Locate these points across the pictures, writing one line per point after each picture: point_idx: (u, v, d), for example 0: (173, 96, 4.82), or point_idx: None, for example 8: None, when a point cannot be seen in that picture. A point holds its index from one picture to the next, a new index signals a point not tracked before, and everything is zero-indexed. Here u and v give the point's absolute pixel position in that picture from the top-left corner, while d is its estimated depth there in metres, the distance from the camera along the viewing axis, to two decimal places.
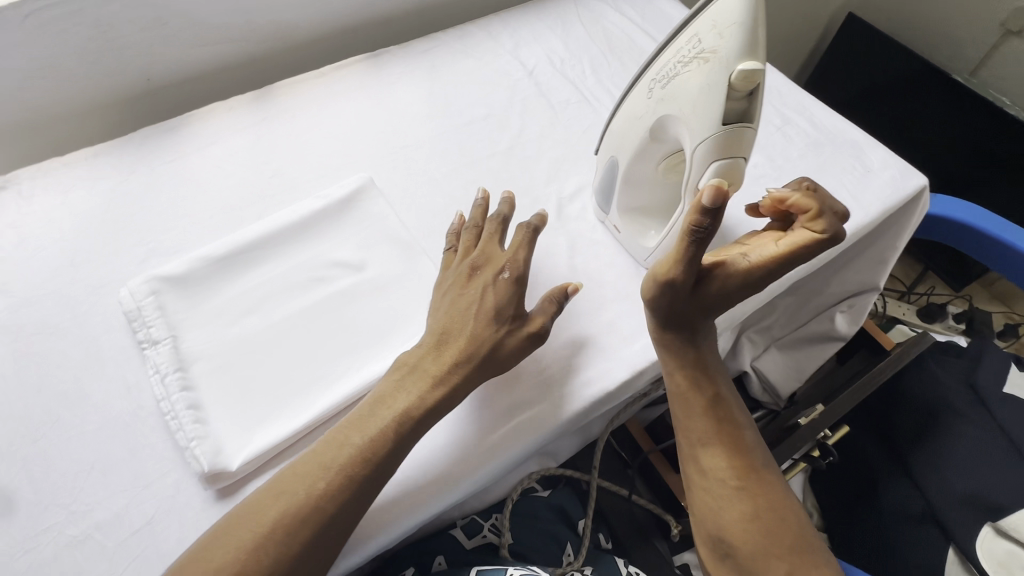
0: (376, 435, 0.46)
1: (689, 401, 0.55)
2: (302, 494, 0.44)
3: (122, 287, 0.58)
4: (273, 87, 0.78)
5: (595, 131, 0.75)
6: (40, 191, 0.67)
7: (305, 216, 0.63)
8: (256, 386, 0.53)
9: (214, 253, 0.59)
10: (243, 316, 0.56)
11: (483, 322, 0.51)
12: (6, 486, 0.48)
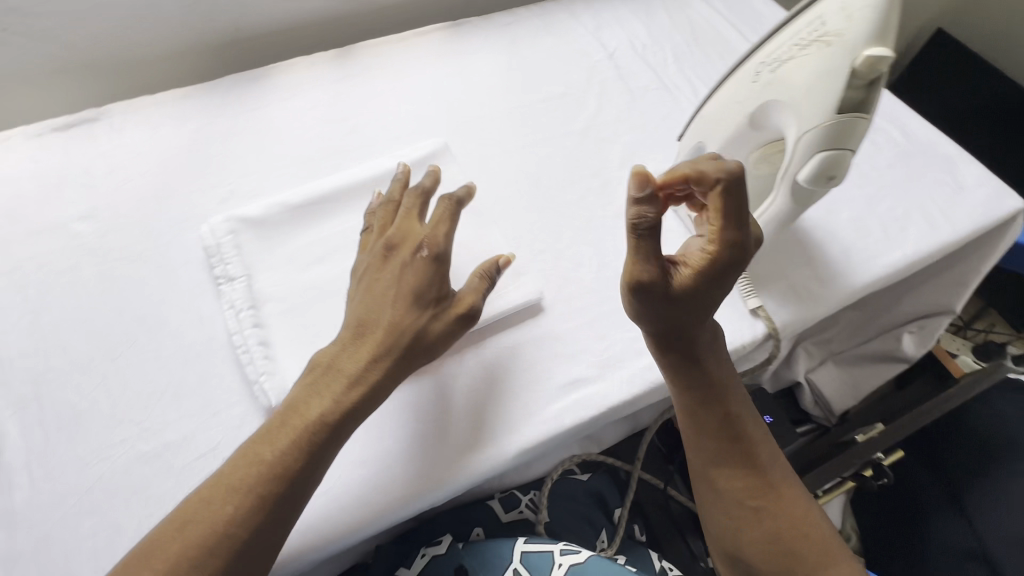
0: (290, 447, 0.42)
1: (697, 423, 0.51)
2: (214, 516, 0.40)
3: (204, 225, 0.60)
4: (354, 46, 0.79)
5: (673, 119, 0.73)
6: (130, 125, 0.69)
7: (380, 174, 0.64)
8: (321, 329, 0.53)
9: (291, 200, 0.60)
10: (313, 264, 0.57)
11: (400, 309, 0.47)
12: (85, 397, 0.50)
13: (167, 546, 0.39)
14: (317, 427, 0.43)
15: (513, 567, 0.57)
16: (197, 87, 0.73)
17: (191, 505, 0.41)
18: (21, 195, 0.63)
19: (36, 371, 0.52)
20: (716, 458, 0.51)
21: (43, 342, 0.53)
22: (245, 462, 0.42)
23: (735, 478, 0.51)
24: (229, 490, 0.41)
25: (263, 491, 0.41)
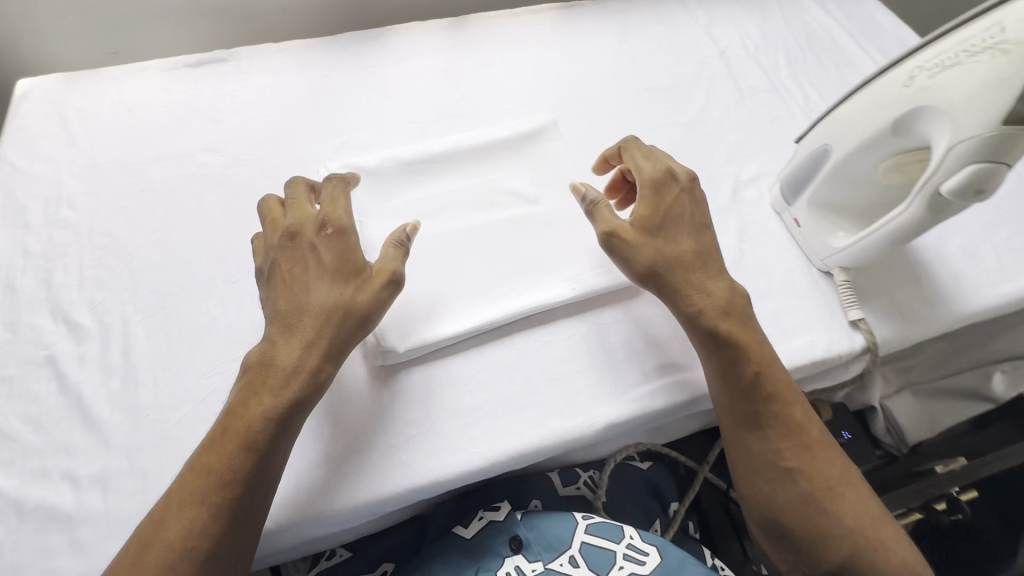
0: (238, 451, 0.42)
1: (728, 381, 0.50)
2: (173, 537, 0.40)
3: (320, 170, 0.62)
4: (468, 17, 0.80)
5: (782, 123, 0.72)
6: (255, 69, 0.72)
7: (489, 141, 0.65)
8: (429, 282, 0.55)
9: (404, 156, 0.62)
10: (421, 219, 0.59)
11: (327, 293, 0.47)
12: (205, 314, 0.54)
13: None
14: (262, 423, 0.43)
15: (570, 554, 0.55)
16: (318, 40, 0.75)
17: (146, 528, 0.41)
18: (153, 121, 0.67)
19: (161, 285, 0.55)
20: (749, 419, 0.50)
21: (169, 259, 0.57)
22: (195, 476, 0.42)
23: (768, 439, 0.50)
24: (183, 506, 0.41)
25: (217, 499, 0.41)
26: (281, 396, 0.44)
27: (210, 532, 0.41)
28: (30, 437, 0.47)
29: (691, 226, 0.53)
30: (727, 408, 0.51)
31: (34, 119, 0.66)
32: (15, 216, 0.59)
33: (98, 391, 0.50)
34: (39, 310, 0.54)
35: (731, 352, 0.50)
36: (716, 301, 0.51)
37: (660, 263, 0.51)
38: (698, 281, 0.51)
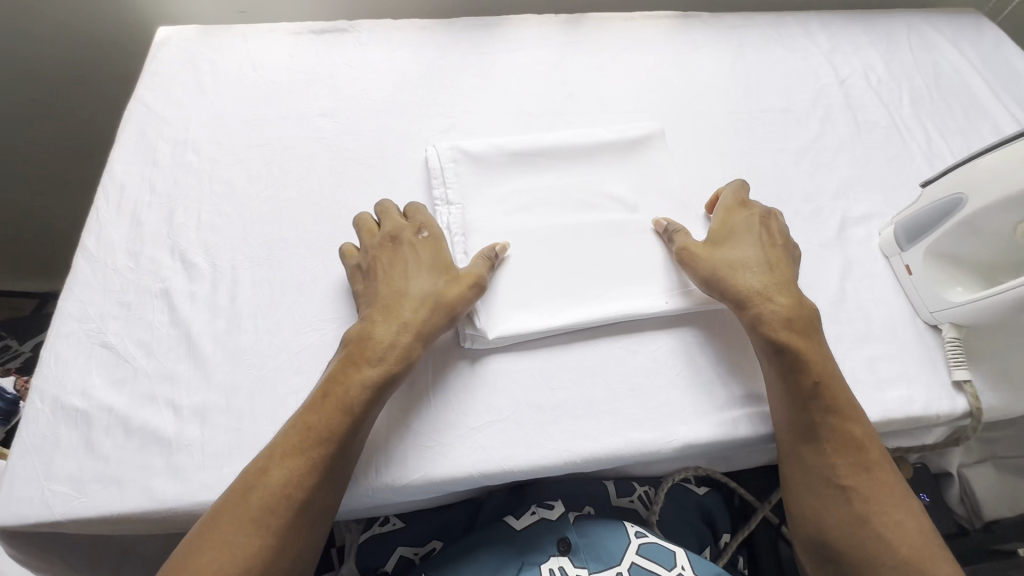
0: (337, 411, 0.45)
1: (788, 387, 0.49)
2: (283, 476, 0.43)
3: (428, 148, 0.63)
4: (584, 16, 0.79)
5: (898, 164, 0.69)
6: (373, 42, 0.74)
7: (593, 142, 0.64)
8: (526, 273, 0.56)
9: (508, 146, 0.62)
10: (520, 211, 0.59)
11: (425, 286, 0.50)
12: (307, 271, 0.56)
13: (237, 510, 0.41)
14: (361, 391, 0.45)
15: (617, 570, 0.54)
16: (435, 22, 0.77)
17: (252, 473, 0.43)
18: (275, 81, 0.70)
19: (269, 239, 0.58)
20: (805, 430, 0.49)
21: (278, 215, 0.60)
22: (297, 432, 0.44)
23: (824, 453, 0.48)
24: (285, 455, 0.43)
25: (317, 454, 0.43)
26: (381, 367, 0.46)
27: (308, 483, 0.43)
28: (141, 362, 0.51)
29: (752, 237, 0.55)
30: (786, 418, 0.50)
31: (169, 66, 0.70)
32: (145, 155, 0.63)
33: (204, 329, 0.52)
34: (158, 246, 0.57)
35: (793, 358, 0.49)
36: (782, 311, 0.51)
37: (724, 268, 0.53)
38: (760, 288, 0.52)
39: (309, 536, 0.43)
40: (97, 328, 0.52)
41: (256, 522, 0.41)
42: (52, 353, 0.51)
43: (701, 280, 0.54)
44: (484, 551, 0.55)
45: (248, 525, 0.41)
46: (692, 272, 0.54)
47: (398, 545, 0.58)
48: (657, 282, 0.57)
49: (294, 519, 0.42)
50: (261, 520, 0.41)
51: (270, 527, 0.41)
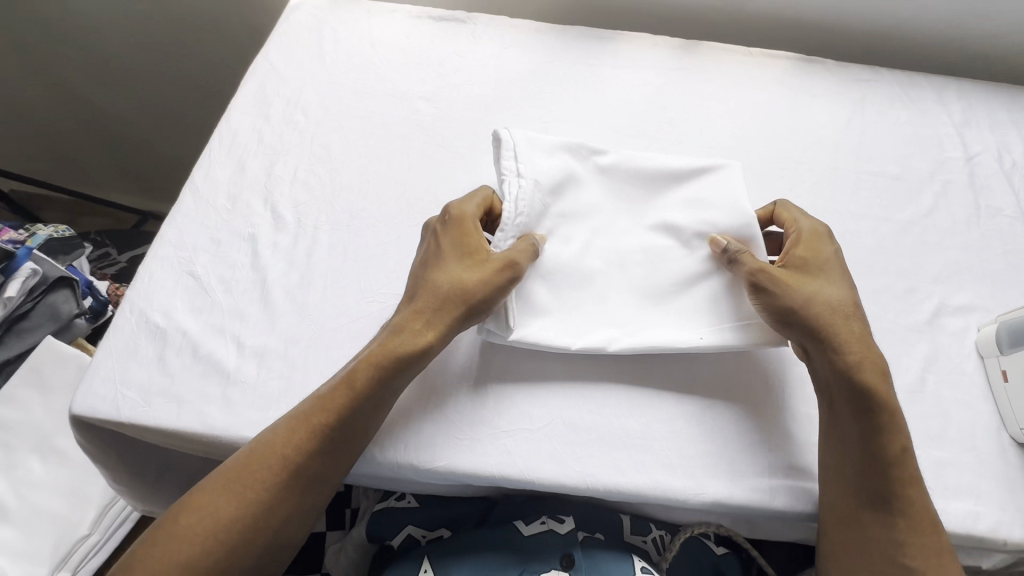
0: (341, 385, 0.47)
1: (867, 451, 0.46)
2: (283, 440, 0.45)
3: (503, 127, 0.56)
4: (701, 43, 0.77)
5: (1017, 259, 0.63)
6: (486, 37, 0.76)
7: (662, 172, 0.59)
8: (557, 283, 0.54)
9: (576, 151, 0.58)
10: (569, 224, 0.56)
11: (451, 274, 0.50)
12: (379, 245, 0.58)
13: (241, 466, 0.45)
14: (363, 368, 0.47)
15: None
16: (550, 27, 0.77)
17: (261, 435, 0.46)
18: (387, 58, 0.73)
19: (352, 206, 0.61)
20: (874, 497, 0.46)
21: (364, 186, 0.62)
22: (307, 402, 0.47)
23: (893, 528, 0.45)
24: (291, 421, 0.46)
25: (318, 423, 0.46)
26: (397, 351, 0.48)
27: (304, 449, 0.45)
28: (218, 297, 0.55)
29: (842, 279, 0.53)
30: (853, 480, 0.47)
31: (298, 30, 0.75)
32: (260, 108, 0.68)
33: (278, 279, 0.56)
34: (254, 194, 0.61)
35: (880, 418, 0.47)
36: (877, 362, 0.49)
37: (821, 308, 0.49)
38: (859, 335, 0.49)
39: (304, 501, 0.46)
40: (189, 258, 0.57)
41: (255, 479, 0.44)
42: (147, 272, 0.56)
43: (776, 317, 0.50)
44: (489, 554, 0.55)
45: (250, 481, 0.44)
46: (782, 301, 0.49)
47: (409, 524, 0.60)
48: (696, 317, 0.54)
49: (289, 482, 0.45)
50: (257, 480, 0.44)
51: (266, 487, 0.44)
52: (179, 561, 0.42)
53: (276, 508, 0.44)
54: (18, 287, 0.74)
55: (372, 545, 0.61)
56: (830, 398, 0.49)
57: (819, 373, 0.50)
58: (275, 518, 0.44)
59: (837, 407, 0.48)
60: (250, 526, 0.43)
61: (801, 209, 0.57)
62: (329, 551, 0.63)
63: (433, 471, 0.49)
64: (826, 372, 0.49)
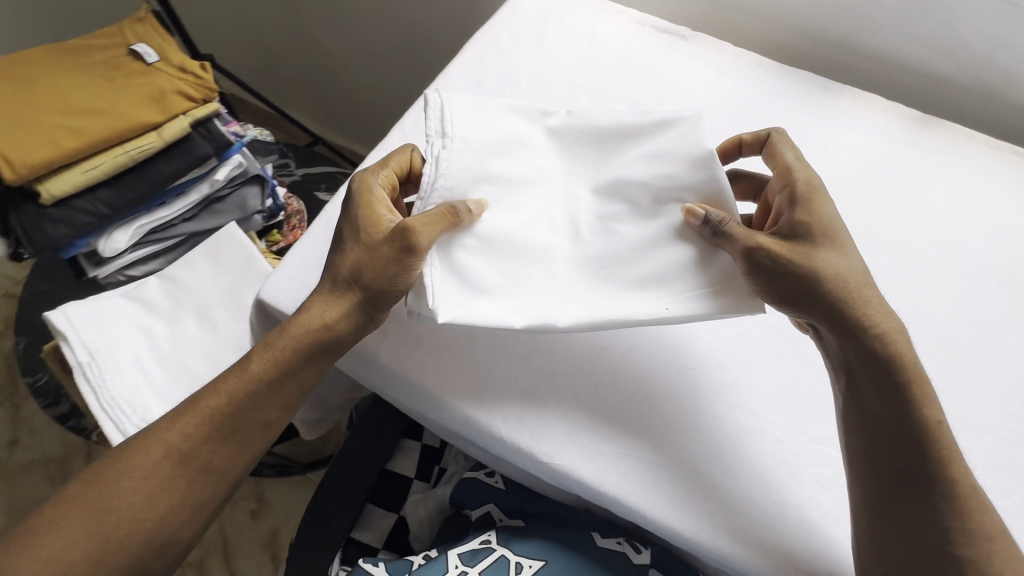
0: (235, 386, 0.52)
1: (890, 425, 0.47)
2: (171, 439, 0.51)
3: (432, 89, 0.53)
4: (938, 121, 0.70)
5: None
6: (706, 59, 0.74)
7: (617, 133, 0.55)
8: (493, 244, 0.52)
9: (523, 109, 0.56)
10: (503, 197, 0.53)
11: (351, 257, 0.51)
12: None
13: (131, 461, 0.51)
14: (259, 362, 0.52)
15: None
16: (774, 65, 0.73)
17: (151, 433, 0.52)
18: (601, 56, 0.73)
19: None
20: (904, 471, 0.46)
21: None
22: (200, 398, 0.53)
23: (935, 504, 0.45)
24: (181, 415, 0.52)
25: (209, 416, 0.52)
26: (296, 337, 0.52)
27: (190, 445, 0.51)
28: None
29: (848, 242, 0.50)
30: (887, 467, 0.47)
31: (525, 8, 0.77)
32: (475, 73, 0.71)
33: None
34: None
35: (902, 387, 0.47)
36: (888, 319, 0.48)
37: (830, 275, 0.48)
38: (869, 299, 0.48)
39: (186, 492, 0.51)
40: None
41: (138, 473, 0.51)
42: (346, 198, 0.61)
43: (782, 297, 0.48)
44: (560, 552, 0.55)
45: (134, 472, 0.51)
46: (790, 271, 0.47)
47: (491, 502, 0.63)
48: (660, 284, 0.51)
49: (172, 473, 0.51)
50: (142, 468, 0.51)
51: (150, 480, 0.50)
52: (59, 545, 0.49)
53: (163, 495, 0.51)
54: (225, 173, 0.84)
55: (450, 508, 0.66)
56: (848, 371, 0.49)
57: (831, 347, 0.49)
58: (159, 507, 0.51)
59: (861, 387, 0.48)
60: (132, 511, 0.50)
61: (793, 147, 0.55)
62: (408, 499, 0.68)
63: (546, 465, 0.51)
64: (842, 349, 0.48)
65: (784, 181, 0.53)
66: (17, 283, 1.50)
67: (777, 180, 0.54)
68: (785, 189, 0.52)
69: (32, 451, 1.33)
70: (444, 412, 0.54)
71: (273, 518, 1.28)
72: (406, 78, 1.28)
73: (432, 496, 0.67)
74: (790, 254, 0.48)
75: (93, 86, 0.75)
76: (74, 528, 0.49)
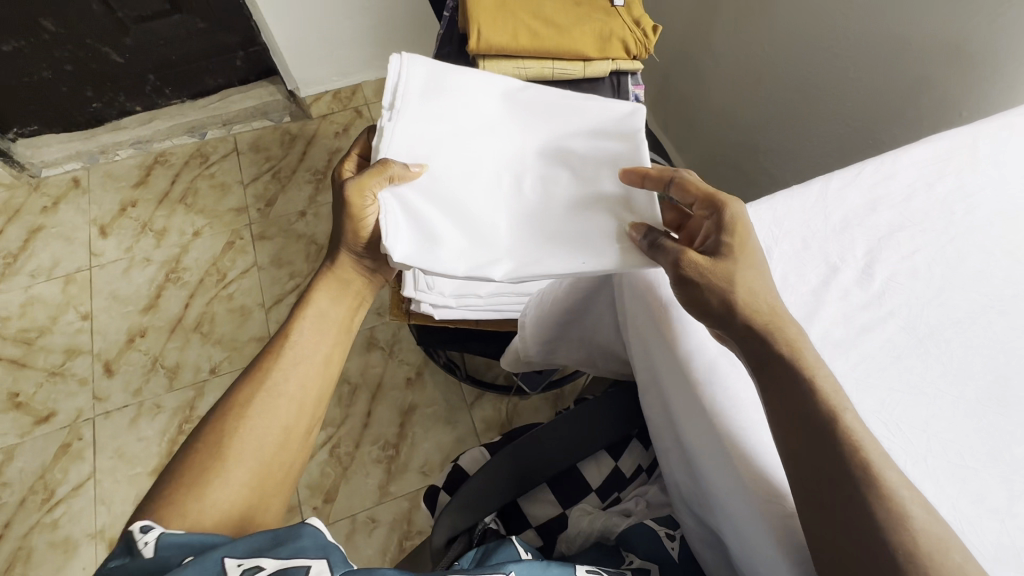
0: (303, 337, 0.63)
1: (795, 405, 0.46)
2: (267, 380, 0.59)
3: (394, 59, 0.62)
4: None
5: None
6: None
7: (565, 104, 0.64)
8: (443, 183, 0.58)
9: (483, 79, 0.64)
10: (446, 156, 0.59)
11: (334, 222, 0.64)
12: (934, 392, 0.50)
13: (242, 399, 0.58)
14: (301, 308, 0.65)
15: None
16: None
17: (246, 378, 0.60)
18: None
19: (937, 328, 0.53)
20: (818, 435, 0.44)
21: (966, 326, 0.53)
22: (275, 342, 0.62)
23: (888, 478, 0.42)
24: (267, 358, 0.61)
25: (287, 351, 0.61)
26: (322, 291, 0.66)
27: (283, 377, 0.60)
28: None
29: (757, 255, 0.52)
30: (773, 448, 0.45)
31: None
32: (933, 171, 0.61)
33: (826, 324, 0.53)
34: (863, 239, 0.57)
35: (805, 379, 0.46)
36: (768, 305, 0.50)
37: (723, 274, 0.50)
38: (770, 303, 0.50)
39: (287, 418, 0.59)
40: (775, 236, 0.57)
41: (249, 408, 0.58)
42: None
43: (682, 283, 0.51)
44: None
45: (235, 414, 0.57)
46: (699, 274, 0.50)
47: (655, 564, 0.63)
48: (577, 246, 0.56)
49: (271, 402, 0.59)
50: (241, 407, 0.57)
51: (259, 412, 0.58)
52: (190, 472, 0.53)
53: (266, 426, 0.58)
54: None
55: (611, 540, 0.68)
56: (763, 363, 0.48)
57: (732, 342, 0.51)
58: (265, 434, 0.57)
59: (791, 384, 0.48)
60: (241, 440, 0.56)
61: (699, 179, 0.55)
62: (578, 505, 0.73)
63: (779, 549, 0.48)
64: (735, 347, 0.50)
65: (705, 213, 0.55)
66: (368, 106, 1.83)
67: (700, 213, 0.55)
68: (710, 224, 0.54)
69: (309, 228, 1.65)
70: (707, 445, 0.52)
71: (418, 395, 1.43)
72: (779, 115, 1.19)
73: (601, 518, 0.70)
74: (713, 265, 0.51)
75: (563, 7, 0.83)
76: (201, 464, 0.53)
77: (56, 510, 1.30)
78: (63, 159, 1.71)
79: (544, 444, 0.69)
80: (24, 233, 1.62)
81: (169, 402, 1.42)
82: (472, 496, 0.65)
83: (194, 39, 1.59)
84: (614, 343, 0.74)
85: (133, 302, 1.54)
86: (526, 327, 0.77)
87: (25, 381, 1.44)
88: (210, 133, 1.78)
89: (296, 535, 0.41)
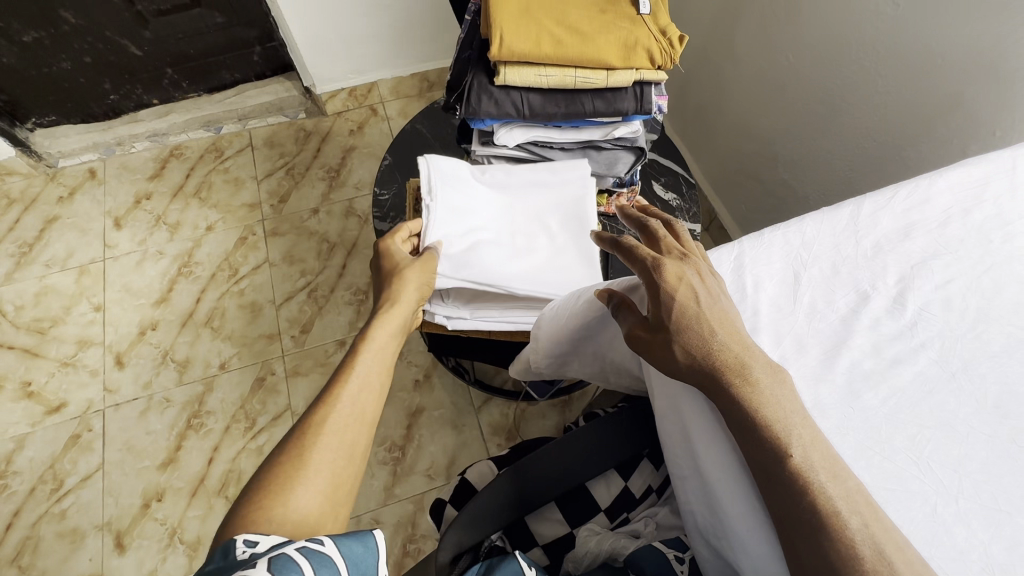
0: (369, 368, 0.63)
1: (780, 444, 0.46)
2: (340, 401, 0.59)
3: (424, 157, 0.81)
4: None
5: None
6: None
7: (548, 176, 0.85)
8: (463, 245, 0.78)
9: (481, 169, 0.85)
10: (466, 226, 0.79)
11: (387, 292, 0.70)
12: (964, 428, 0.48)
13: (315, 421, 0.57)
14: (362, 341, 0.65)
15: None
16: None
17: (318, 401, 0.59)
18: None
19: (971, 361, 0.51)
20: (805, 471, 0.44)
21: (1002, 360, 0.51)
22: (341, 367, 0.62)
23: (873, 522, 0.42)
24: (337, 381, 0.61)
25: (355, 375, 0.62)
26: (382, 326, 0.67)
27: (354, 395, 0.60)
28: (751, 296, 0.55)
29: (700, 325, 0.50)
30: (794, 490, 0.44)
31: None
32: (969, 196, 0.58)
33: (855, 354, 0.51)
34: (895, 265, 0.55)
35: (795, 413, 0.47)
36: (733, 356, 0.49)
37: (682, 325, 0.51)
38: (736, 360, 0.49)
39: (359, 435, 0.59)
40: (804, 261, 0.56)
41: (325, 429, 0.57)
42: (764, 239, 0.57)
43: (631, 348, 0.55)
44: None
45: (312, 434, 0.56)
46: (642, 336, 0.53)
47: None
48: (558, 276, 0.79)
49: (345, 420, 0.58)
50: (317, 428, 0.57)
51: (332, 430, 0.57)
52: (274, 498, 0.51)
53: (340, 442, 0.57)
54: (621, 132, 0.87)
55: (619, 562, 0.67)
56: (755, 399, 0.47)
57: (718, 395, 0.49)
58: (339, 436, 0.57)
59: (802, 426, 0.47)
60: (319, 457, 0.55)
61: (639, 249, 0.55)
62: (587, 525, 0.72)
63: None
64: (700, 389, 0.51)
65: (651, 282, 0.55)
66: (383, 104, 1.83)
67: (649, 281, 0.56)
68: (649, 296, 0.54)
69: (321, 225, 1.65)
70: (726, 481, 0.52)
71: (426, 397, 1.42)
72: (801, 130, 1.17)
73: (609, 538, 0.68)
74: (654, 333, 0.52)
75: (587, 15, 0.82)
76: (282, 486, 0.52)
77: (65, 500, 1.31)
78: (80, 150, 1.72)
79: (561, 469, 0.68)
80: (40, 222, 1.63)
81: (178, 397, 1.42)
82: (482, 517, 0.64)
83: (212, 33, 1.58)
84: (629, 361, 0.72)
85: (145, 294, 1.55)
86: (539, 341, 0.75)
87: (37, 370, 1.45)
88: (225, 127, 1.77)
89: (358, 539, 0.45)
